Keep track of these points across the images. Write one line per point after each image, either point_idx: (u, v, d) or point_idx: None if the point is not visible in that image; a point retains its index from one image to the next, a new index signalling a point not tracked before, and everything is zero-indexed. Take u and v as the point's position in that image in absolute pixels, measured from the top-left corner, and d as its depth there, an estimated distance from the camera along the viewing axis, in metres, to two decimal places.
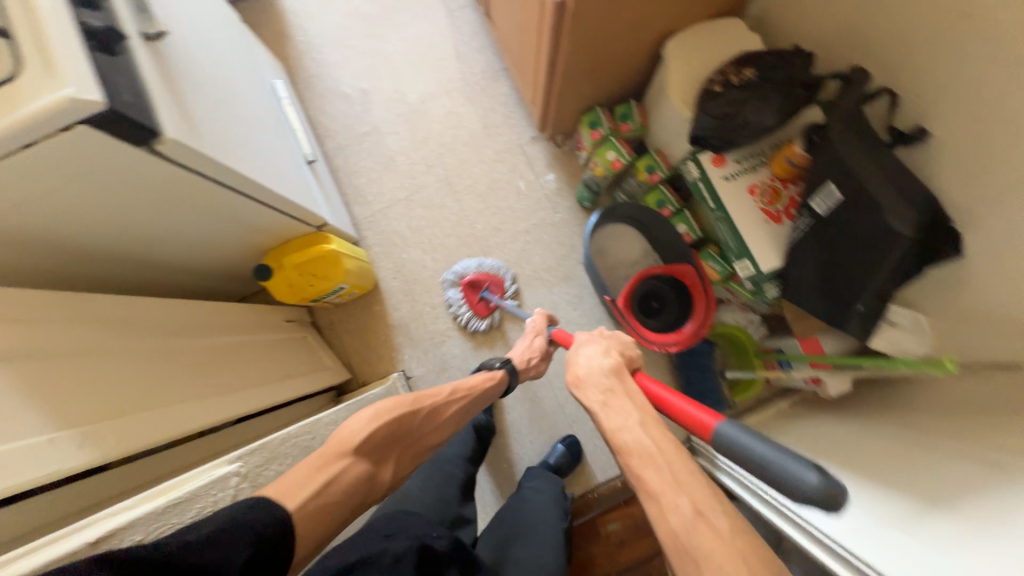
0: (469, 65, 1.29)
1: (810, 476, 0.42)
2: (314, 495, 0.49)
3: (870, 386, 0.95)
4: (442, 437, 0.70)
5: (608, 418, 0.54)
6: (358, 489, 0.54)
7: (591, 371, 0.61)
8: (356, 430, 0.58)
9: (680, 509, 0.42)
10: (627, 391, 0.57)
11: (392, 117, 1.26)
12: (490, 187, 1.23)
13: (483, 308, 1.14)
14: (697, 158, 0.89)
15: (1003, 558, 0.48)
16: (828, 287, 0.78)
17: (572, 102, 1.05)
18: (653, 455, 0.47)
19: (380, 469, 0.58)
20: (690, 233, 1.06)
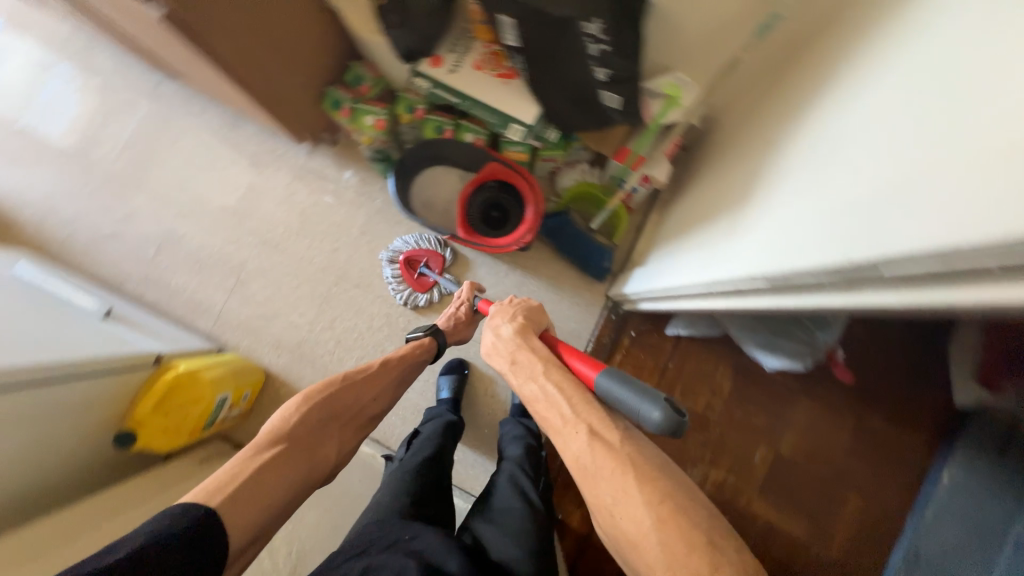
0: (206, 130, 1.23)
1: (656, 413, 0.49)
2: (263, 484, 0.60)
3: (699, 156, 1.00)
4: (379, 405, 0.80)
5: (527, 382, 0.61)
6: (281, 480, 0.62)
7: (497, 341, 0.67)
8: (299, 423, 0.67)
9: (579, 436, 0.54)
10: (531, 347, 0.64)
11: (174, 221, 1.21)
12: (304, 215, 1.21)
13: (421, 283, 1.15)
14: (418, 71, 0.86)
15: (796, 201, 0.51)
16: (583, 100, 0.80)
17: (297, 98, 1.01)
18: (563, 399, 0.57)
19: (318, 449, 0.68)
20: (482, 136, 1.04)
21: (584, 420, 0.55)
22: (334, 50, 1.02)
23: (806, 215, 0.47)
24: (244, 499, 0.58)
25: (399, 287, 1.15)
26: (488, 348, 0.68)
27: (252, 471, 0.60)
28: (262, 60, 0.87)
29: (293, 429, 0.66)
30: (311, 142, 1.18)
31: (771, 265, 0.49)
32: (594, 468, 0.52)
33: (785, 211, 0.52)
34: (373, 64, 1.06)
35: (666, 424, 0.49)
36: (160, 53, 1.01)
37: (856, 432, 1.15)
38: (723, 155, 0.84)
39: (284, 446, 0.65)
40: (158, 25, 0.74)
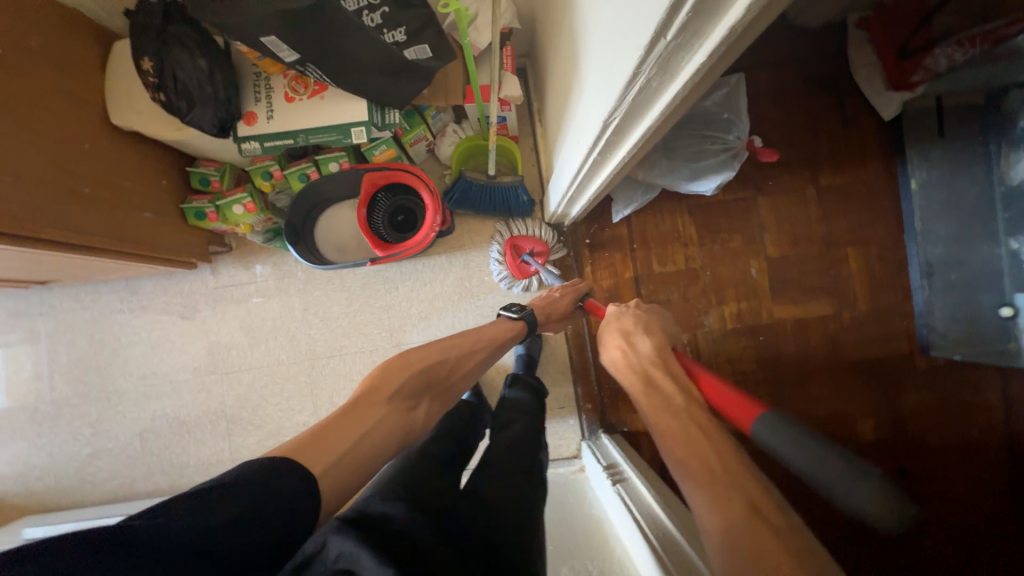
0: (113, 310, 1.20)
1: (868, 502, 0.43)
2: (360, 428, 0.62)
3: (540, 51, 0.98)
4: (466, 381, 0.80)
5: (668, 414, 0.60)
6: (381, 437, 0.63)
7: (631, 355, 0.71)
8: (396, 385, 0.69)
9: (739, 507, 0.47)
10: (665, 371, 0.67)
11: (141, 406, 1.20)
12: (247, 328, 1.19)
13: (523, 271, 1.13)
14: (241, 137, 0.84)
15: (602, 22, 0.49)
16: (397, 66, 0.78)
17: (164, 230, 0.98)
18: (709, 445, 0.54)
19: (414, 412, 0.69)
20: (345, 160, 1.02)
21: (716, 462, 0.52)
22: (166, 167, 0.98)
23: (612, 27, 0.45)
24: (340, 459, 0.56)
25: (506, 274, 1.13)
26: (621, 368, 0.71)
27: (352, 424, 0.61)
28: (105, 219, 0.85)
29: (386, 391, 0.68)
30: (207, 260, 1.16)
31: (614, 90, 0.46)
32: (750, 549, 0.44)
33: (600, 36, 0.50)
34: (210, 158, 1.02)
35: (884, 512, 0.42)
36: (16, 272, 0.97)
37: (822, 199, 1.17)
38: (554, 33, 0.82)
39: (371, 398, 0.66)
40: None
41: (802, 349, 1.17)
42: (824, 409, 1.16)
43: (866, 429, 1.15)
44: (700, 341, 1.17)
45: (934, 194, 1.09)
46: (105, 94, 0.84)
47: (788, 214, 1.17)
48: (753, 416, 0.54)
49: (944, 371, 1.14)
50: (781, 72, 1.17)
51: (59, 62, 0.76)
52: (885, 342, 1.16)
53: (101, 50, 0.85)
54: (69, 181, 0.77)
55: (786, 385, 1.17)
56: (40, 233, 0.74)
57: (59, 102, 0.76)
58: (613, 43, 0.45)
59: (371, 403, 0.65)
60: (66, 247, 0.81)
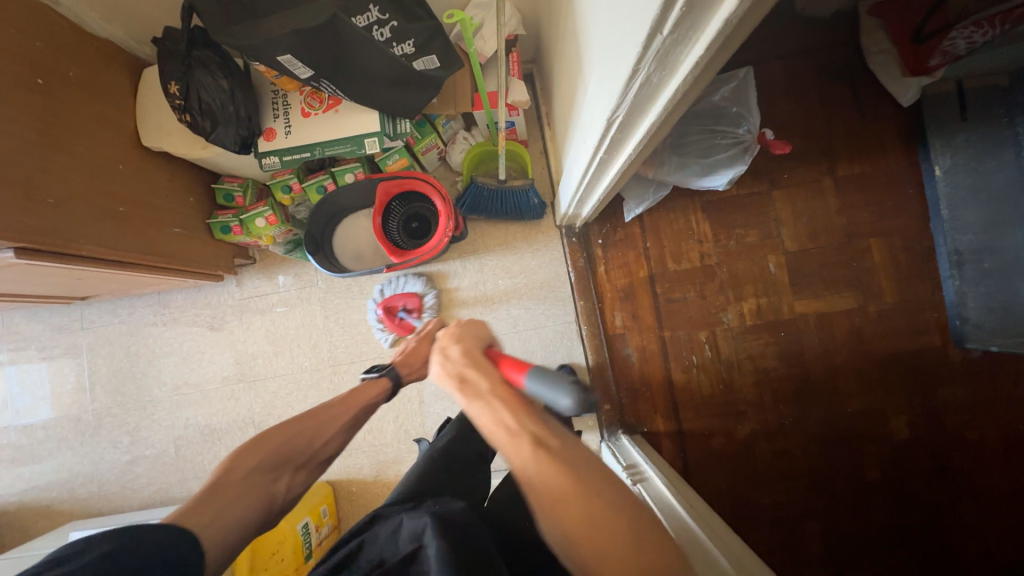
0: (146, 323, 1.26)
1: (568, 401, 0.52)
2: (221, 512, 0.64)
3: (546, 54, 0.99)
4: (331, 446, 0.78)
5: (478, 402, 0.54)
6: (251, 508, 0.67)
7: (446, 362, 0.60)
8: (238, 465, 0.69)
9: (526, 458, 0.48)
10: (475, 364, 0.58)
11: (173, 415, 1.25)
12: (270, 336, 1.23)
13: (405, 325, 1.17)
14: (262, 153, 0.88)
15: (602, 20, 0.50)
16: (407, 77, 0.80)
17: (192, 245, 1.03)
18: (507, 412, 0.52)
19: (278, 482, 0.71)
20: (360, 170, 1.05)
21: (528, 429, 0.50)
22: (193, 185, 1.03)
23: (610, 25, 0.46)
24: (215, 524, 0.63)
25: (384, 328, 1.17)
26: (437, 372, 0.60)
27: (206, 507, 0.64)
28: (138, 236, 0.90)
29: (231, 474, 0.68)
30: (233, 272, 1.21)
31: (616, 87, 0.47)
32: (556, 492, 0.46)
33: (601, 36, 0.51)
34: (234, 175, 1.07)
35: (580, 404, 0.52)
36: (58, 289, 1.03)
37: (840, 190, 1.15)
38: (558, 37, 0.83)
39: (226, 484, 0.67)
40: (29, 265, 0.77)
41: (826, 344, 1.14)
42: (852, 406, 1.12)
43: (899, 426, 1.11)
44: (718, 339, 1.15)
45: (959, 180, 1.05)
46: (137, 118, 0.89)
47: (805, 206, 1.15)
48: (523, 375, 0.58)
49: (982, 363, 1.09)
50: (793, 63, 1.15)
51: (96, 90, 0.82)
52: (916, 335, 1.12)
53: (133, 77, 0.90)
54: (105, 200, 0.83)
55: (811, 381, 1.13)
56: (81, 248, 0.79)
57: (97, 128, 0.81)
58: (613, 42, 0.46)
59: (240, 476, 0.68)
60: (104, 262, 0.86)
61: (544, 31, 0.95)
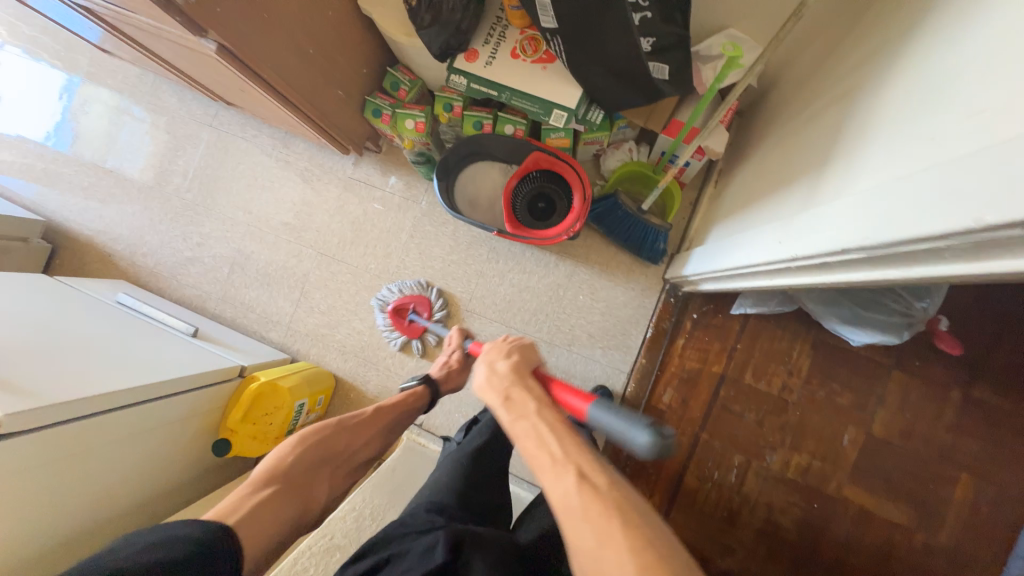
0: (262, 151, 1.31)
1: (644, 441, 0.47)
2: (268, 516, 0.67)
3: (765, 118, 0.91)
4: (370, 451, 0.84)
5: (528, 434, 0.52)
6: (283, 510, 0.69)
7: (490, 378, 0.61)
8: (298, 463, 0.74)
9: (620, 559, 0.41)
10: (526, 385, 0.59)
11: (243, 241, 1.31)
12: (356, 224, 1.25)
13: (410, 329, 1.18)
14: (454, 69, 0.85)
15: (888, 161, 0.45)
16: (629, 74, 0.75)
17: (342, 111, 1.04)
18: (559, 446, 0.50)
19: (314, 491, 0.75)
20: (521, 128, 1.01)
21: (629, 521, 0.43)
22: (372, 59, 1.03)
23: (900, 176, 0.42)
24: (256, 521, 0.65)
25: (387, 329, 1.19)
26: (482, 386, 0.60)
27: (245, 507, 0.65)
28: (309, 82, 0.91)
29: (292, 470, 0.73)
30: (356, 151, 1.22)
31: (882, 232, 0.41)
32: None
33: (888, 165, 0.44)
34: (409, 69, 1.06)
35: (654, 448, 0.47)
36: (213, 86, 1.06)
37: (964, 408, 1.02)
38: (796, 116, 0.75)
39: (279, 487, 0.71)
40: (215, 63, 0.79)
41: (851, 540, 1.05)
42: None
43: None
44: (751, 471, 1.08)
45: None
46: None
47: (917, 402, 1.04)
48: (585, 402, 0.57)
49: None
50: None
51: None
52: None
53: None
54: (301, 37, 0.83)
55: (814, 566, 1.06)
56: (260, 69, 0.79)
57: None
58: (910, 185, 0.40)
59: (267, 477, 0.71)
60: (271, 91, 0.87)
61: (780, 96, 0.86)
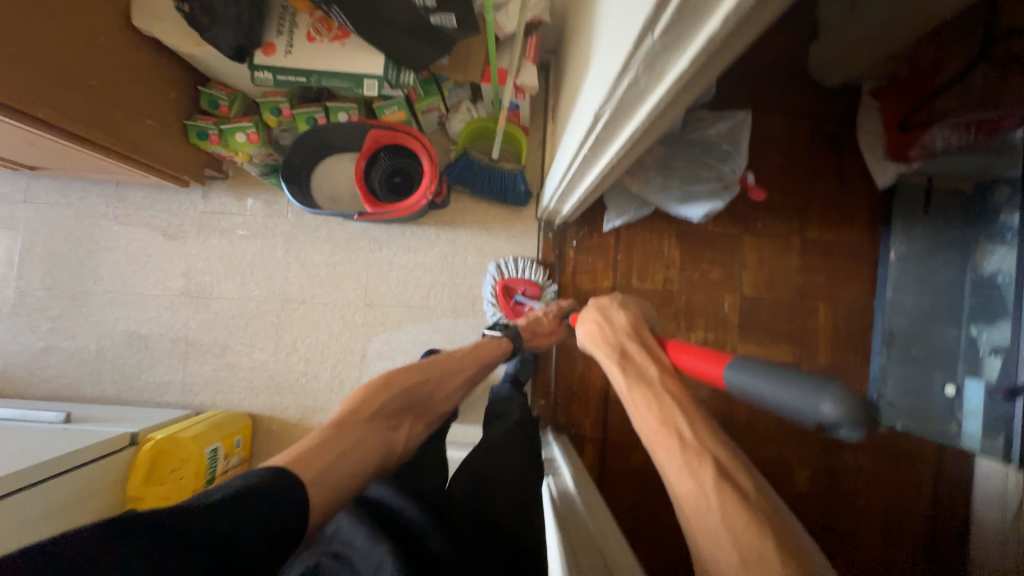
0: (95, 211, 1.20)
1: (832, 409, 0.50)
2: (347, 454, 0.63)
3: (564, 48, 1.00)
4: (448, 401, 0.84)
5: (638, 385, 0.64)
6: (368, 458, 0.65)
7: (606, 329, 0.77)
8: (382, 407, 0.72)
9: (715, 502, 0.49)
10: (640, 344, 0.72)
11: (105, 312, 1.19)
12: (225, 258, 1.19)
13: (512, 309, 1.13)
14: (255, 65, 0.85)
15: (611, 26, 0.52)
16: (417, 26, 0.79)
17: (163, 142, 0.99)
18: (684, 416, 0.58)
19: (396, 434, 0.72)
20: (354, 112, 1.03)
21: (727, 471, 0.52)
22: (177, 82, 0.99)
23: (616, 30, 0.49)
24: (327, 478, 0.58)
25: (494, 309, 1.14)
26: (598, 339, 0.76)
27: (332, 448, 0.62)
28: (107, 116, 0.86)
29: (375, 414, 0.71)
30: (200, 183, 1.16)
31: (611, 83, 0.48)
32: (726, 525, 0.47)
33: (611, 27, 0.52)
34: (224, 83, 1.03)
35: (845, 417, 0.50)
36: (2, 150, 0.96)
37: (805, 250, 1.21)
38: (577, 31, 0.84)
39: (362, 429, 0.68)
40: None
41: None
42: (766, 451, 1.19)
43: (801, 479, 1.18)
44: None
45: (909, 267, 1.11)
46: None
47: (770, 258, 1.21)
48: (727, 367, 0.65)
49: (886, 438, 1.18)
50: (792, 120, 1.20)
51: None
52: None
53: None
54: (77, 70, 0.78)
55: (735, 422, 1.19)
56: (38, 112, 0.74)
57: None
58: (617, 41, 0.47)
59: (354, 420, 0.68)
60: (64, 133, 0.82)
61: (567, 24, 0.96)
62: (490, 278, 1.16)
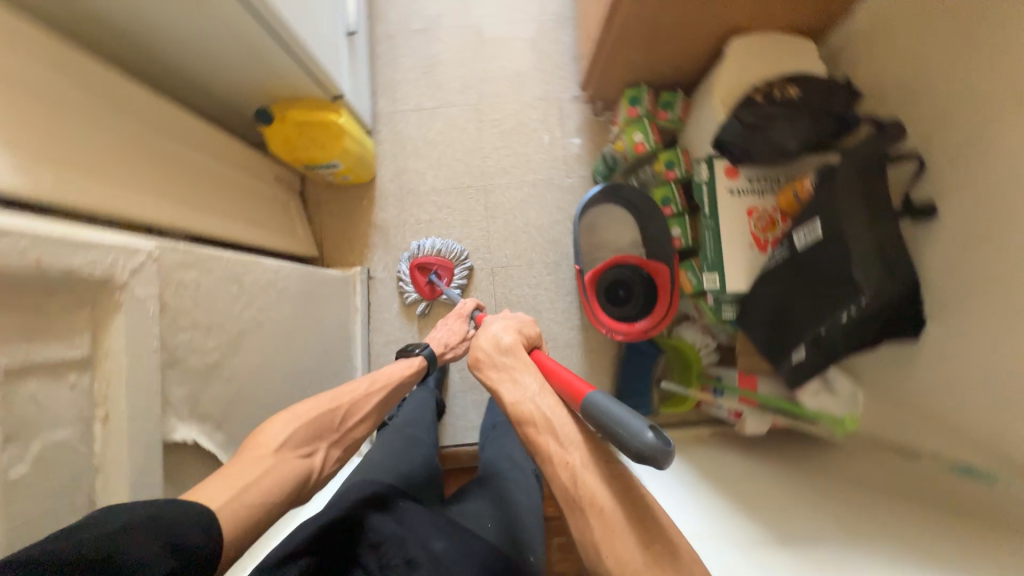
0: (543, 4, 1.27)
1: (648, 438, 0.44)
2: (251, 490, 0.48)
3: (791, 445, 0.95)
4: (371, 429, 0.68)
5: (519, 400, 0.58)
6: (288, 481, 0.52)
7: (491, 347, 0.66)
8: (289, 434, 0.56)
9: (570, 466, 0.52)
10: (523, 360, 0.63)
11: (450, 27, 1.27)
12: (516, 128, 1.23)
13: (433, 291, 1.16)
14: (711, 161, 0.85)
15: None
16: (783, 323, 0.78)
17: (621, 69, 1.02)
18: (562, 419, 0.55)
19: (314, 462, 0.58)
20: (683, 241, 1.03)
21: (586, 453, 0.53)
22: (680, 71, 1.01)
23: None
24: (232, 516, 0.46)
25: (410, 293, 1.16)
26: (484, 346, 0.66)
27: (236, 488, 0.48)
28: (642, 28, 0.88)
29: (275, 439, 0.55)
30: (585, 95, 1.20)
31: None
32: (585, 500, 0.50)
33: None
34: (688, 108, 1.06)
35: (653, 451, 0.43)
36: None
37: None
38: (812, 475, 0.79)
39: (267, 461, 0.52)
40: None
41: None
42: None
43: None
44: None
45: None
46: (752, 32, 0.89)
47: None
48: (587, 388, 0.53)
49: None
50: None
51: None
52: None
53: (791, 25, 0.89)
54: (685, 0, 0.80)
55: None
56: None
57: None
58: None
59: (255, 456, 0.52)
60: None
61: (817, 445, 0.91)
62: (404, 266, 1.16)
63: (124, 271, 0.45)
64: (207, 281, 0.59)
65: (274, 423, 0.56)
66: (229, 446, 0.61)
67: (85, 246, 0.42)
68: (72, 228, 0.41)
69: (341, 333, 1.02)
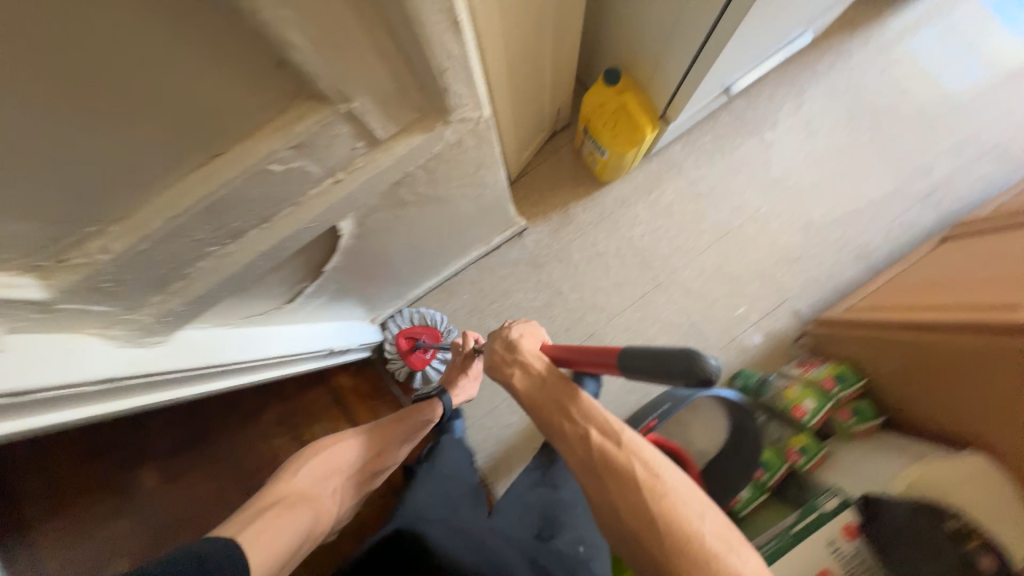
0: (871, 228, 1.14)
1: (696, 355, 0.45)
2: (272, 532, 0.58)
3: None
4: (378, 467, 0.81)
5: (556, 411, 0.54)
6: (305, 518, 0.64)
7: (507, 351, 0.61)
8: (302, 475, 0.71)
9: (628, 497, 0.47)
10: (552, 368, 0.57)
11: (786, 159, 1.18)
12: (733, 277, 1.15)
13: (420, 361, 1.04)
14: (846, 506, 0.77)
15: None
16: None
17: (866, 353, 0.91)
18: (606, 433, 0.51)
19: (323, 500, 0.70)
20: (738, 506, 0.95)
21: (639, 478, 0.48)
22: (904, 412, 0.89)
23: None
24: (268, 547, 0.56)
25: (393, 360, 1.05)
26: (503, 348, 0.61)
27: (263, 525, 0.58)
28: (931, 364, 0.78)
29: (293, 484, 0.68)
30: (808, 323, 1.10)
31: None
32: (653, 533, 0.46)
33: None
34: (871, 433, 0.94)
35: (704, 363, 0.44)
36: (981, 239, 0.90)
37: None
38: None
39: (286, 501, 0.65)
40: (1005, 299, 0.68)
41: None
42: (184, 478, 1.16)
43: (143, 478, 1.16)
44: None
45: None
46: None
47: None
48: (619, 353, 0.53)
49: None
50: None
51: None
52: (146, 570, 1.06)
53: None
54: (972, 391, 0.72)
55: None
56: (976, 337, 0.69)
57: None
58: None
59: (289, 500, 0.65)
60: (949, 334, 0.73)
61: None
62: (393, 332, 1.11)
63: (450, 90, 0.41)
64: (468, 152, 0.60)
65: (295, 464, 0.72)
66: (342, 254, 0.63)
67: (460, 50, 0.38)
68: (470, 33, 0.38)
69: (461, 248, 1.03)
